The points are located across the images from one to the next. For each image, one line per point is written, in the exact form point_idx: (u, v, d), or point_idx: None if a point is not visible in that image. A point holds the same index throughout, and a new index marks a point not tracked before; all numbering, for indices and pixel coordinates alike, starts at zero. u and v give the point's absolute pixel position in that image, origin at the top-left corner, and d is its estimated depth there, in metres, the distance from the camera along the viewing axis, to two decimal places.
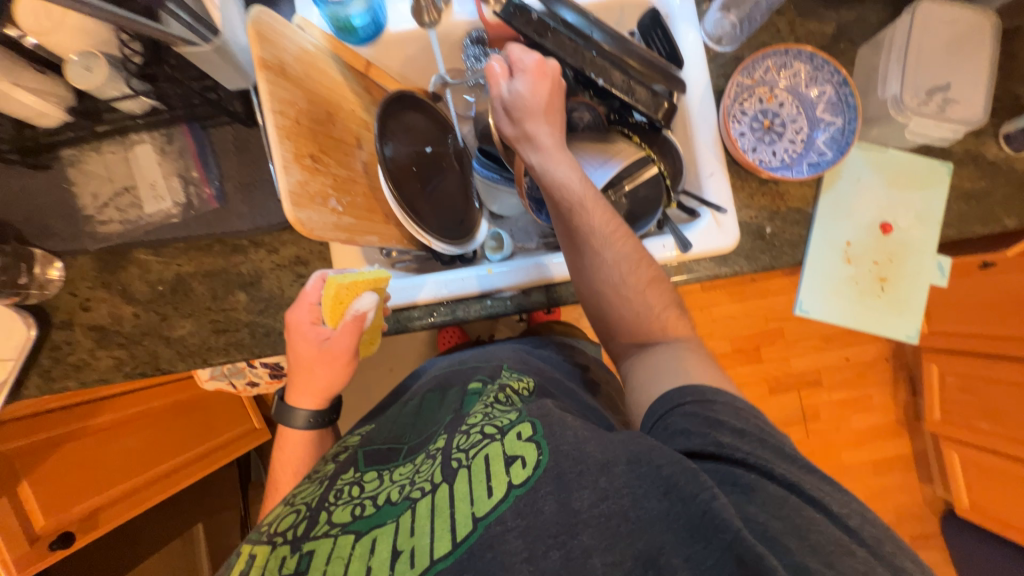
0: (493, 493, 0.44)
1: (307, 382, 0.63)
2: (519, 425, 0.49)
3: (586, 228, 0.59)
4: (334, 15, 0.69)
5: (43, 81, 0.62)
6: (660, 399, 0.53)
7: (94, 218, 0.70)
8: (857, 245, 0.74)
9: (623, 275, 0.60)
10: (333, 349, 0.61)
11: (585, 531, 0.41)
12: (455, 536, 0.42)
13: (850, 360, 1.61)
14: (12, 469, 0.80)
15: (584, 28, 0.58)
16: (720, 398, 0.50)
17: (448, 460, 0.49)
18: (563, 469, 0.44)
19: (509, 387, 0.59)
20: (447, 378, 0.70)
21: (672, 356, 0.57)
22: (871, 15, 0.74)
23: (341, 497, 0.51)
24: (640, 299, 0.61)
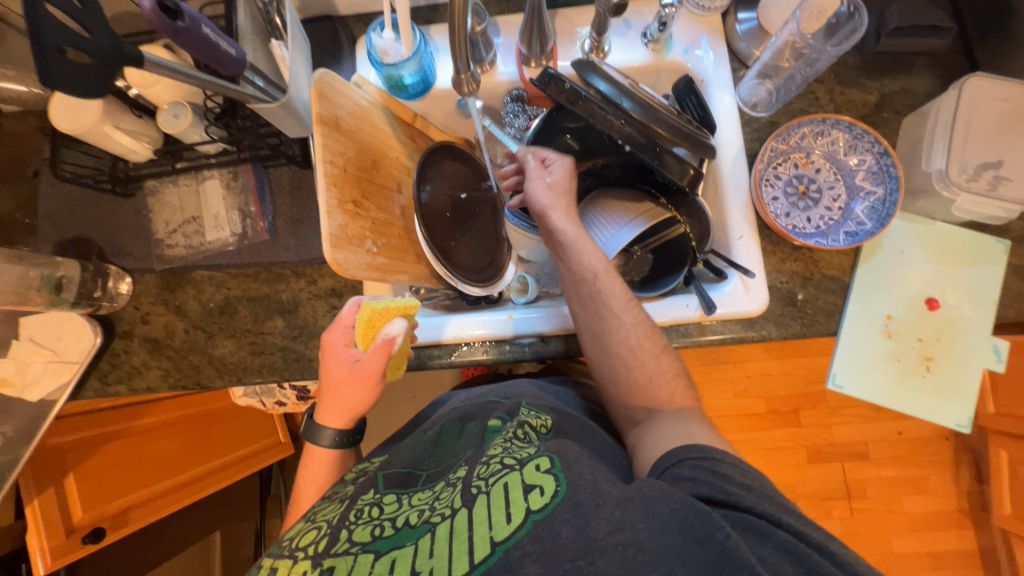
0: (512, 519, 0.44)
1: (336, 403, 0.63)
2: (537, 459, 0.50)
3: (607, 296, 0.64)
4: (389, 75, 0.74)
5: (138, 123, 0.72)
6: (662, 454, 0.53)
7: (163, 242, 0.78)
8: (899, 319, 0.70)
9: (639, 339, 0.63)
10: (363, 370, 0.61)
11: (602, 558, 0.41)
12: (473, 558, 0.43)
13: (902, 435, 1.47)
14: (62, 460, 0.90)
15: (615, 96, 0.62)
16: (724, 455, 0.50)
17: (468, 487, 0.49)
18: (581, 498, 0.45)
19: (527, 424, 0.57)
20: (470, 409, 0.67)
21: (682, 425, 0.57)
22: (917, 86, 0.73)
23: (361, 516, 0.51)
24: (654, 364, 0.62)
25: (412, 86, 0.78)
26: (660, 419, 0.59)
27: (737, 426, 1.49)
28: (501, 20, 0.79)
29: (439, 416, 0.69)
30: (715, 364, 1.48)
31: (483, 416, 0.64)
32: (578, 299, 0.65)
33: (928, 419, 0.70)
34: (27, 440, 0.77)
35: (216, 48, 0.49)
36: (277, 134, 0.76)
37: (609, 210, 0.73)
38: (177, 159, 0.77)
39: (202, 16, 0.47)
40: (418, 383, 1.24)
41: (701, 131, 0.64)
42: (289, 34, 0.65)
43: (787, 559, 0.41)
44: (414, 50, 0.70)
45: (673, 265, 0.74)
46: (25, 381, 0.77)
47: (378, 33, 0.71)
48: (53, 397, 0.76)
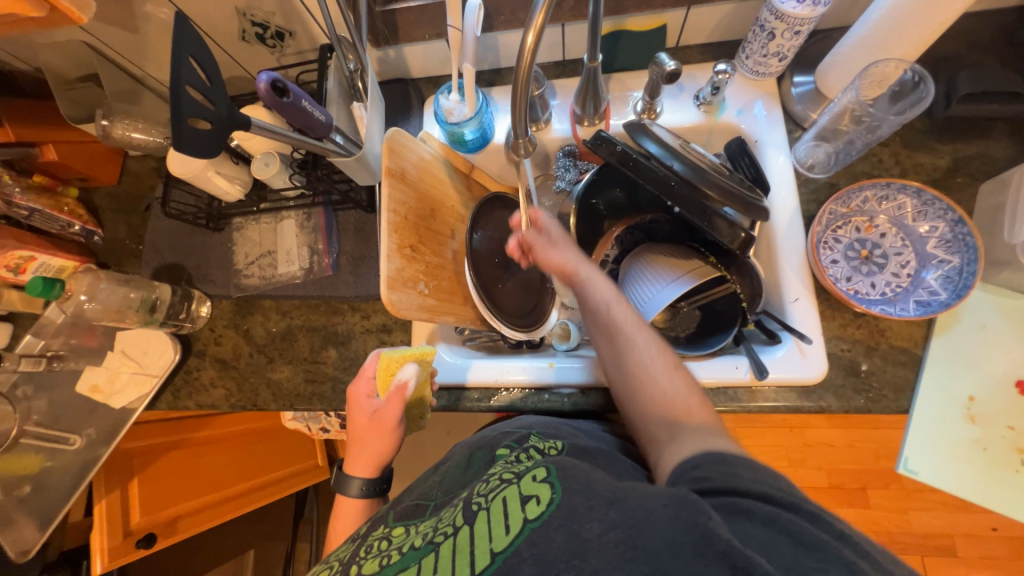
0: (510, 529, 0.44)
1: (360, 453, 0.65)
2: (536, 470, 0.49)
3: (620, 323, 0.62)
4: (452, 132, 0.81)
5: (235, 169, 0.83)
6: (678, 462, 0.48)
7: (242, 272, 0.87)
8: (983, 401, 0.63)
9: (655, 359, 0.58)
10: (381, 417, 0.63)
11: (594, 555, 0.40)
12: (474, 569, 0.43)
13: (998, 531, 1.27)
14: (129, 464, 0.98)
15: (665, 157, 0.64)
16: (741, 461, 0.45)
17: (469, 505, 0.49)
18: (575, 504, 0.43)
19: (533, 448, 0.58)
20: (478, 440, 0.66)
21: (700, 439, 0.49)
22: (995, 152, 0.69)
23: (371, 550, 0.52)
24: (672, 382, 0.57)
25: (473, 141, 0.84)
26: (677, 437, 0.51)
27: None
28: (558, 83, 0.85)
29: (454, 450, 0.68)
30: (768, 427, 1.37)
31: (493, 444, 0.63)
32: (592, 329, 0.64)
33: None
34: (106, 442, 0.86)
35: (309, 116, 0.56)
36: (348, 181, 0.84)
37: (655, 265, 0.72)
38: (262, 201, 0.86)
39: (302, 91, 0.55)
40: (455, 420, 1.24)
41: (753, 193, 0.64)
42: (369, 97, 0.73)
43: (776, 531, 0.40)
44: (476, 110, 0.77)
45: (722, 323, 0.72)
46: (112, 389, 0.86)
47: (446, 95, 0.79)
48: (133, 406, 0.85)
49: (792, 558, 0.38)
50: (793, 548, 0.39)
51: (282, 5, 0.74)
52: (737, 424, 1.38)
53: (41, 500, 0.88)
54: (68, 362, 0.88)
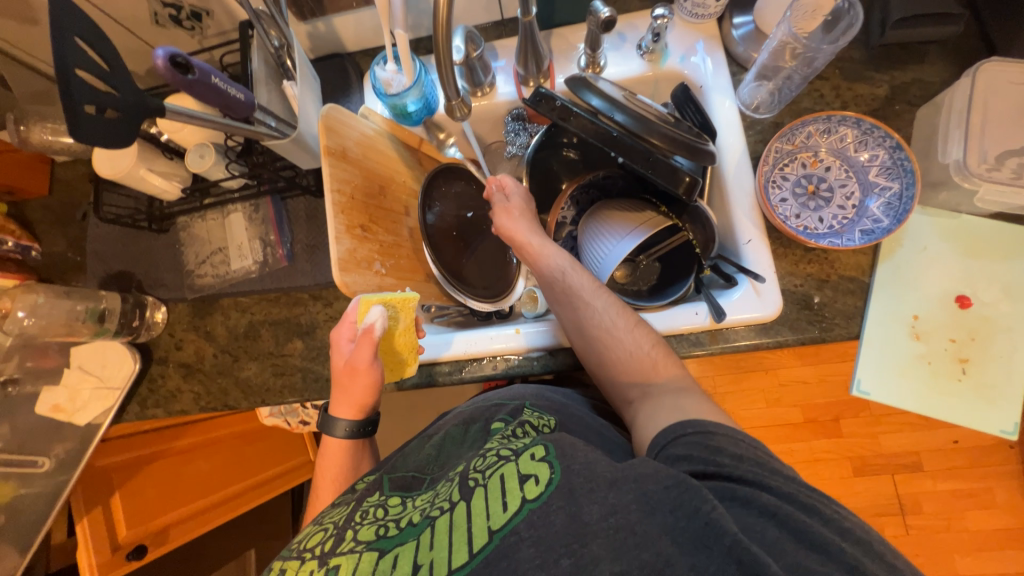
0: (508, 508, 0.43)
1: (344, 394, 0.65)
2: (532, 447, 0.48)
3: (579, 290, 0.64)
4: (394, 105, 0.78)
5: (170, 165, 0.79)
6: (660, 432, 0.51)
7: (193, 272, 0.84)
8: (926, 319, 0.66)
9: (613, 318, 0.62)
10: (354, 361, 0.62)
11: (594, 541, 0.40)
12: (472, 548, 0.42)
13: (959, 444, 1.36)
14: (108, 481, 0.96)
15: (608, 109, 0.63)
16: (720, 428, 0.48)
17: (466, 481, 0.48)
18: (575, 485, 0.43)
19: (527, 423, 0.56)
20: (472, 411, 0.64)
21: (675, 399, 0.54)
22: (930, 76, 0.70)
23: (366, 517, 0.51)
24: (631, 339, 0.61)
25: (416, 113, 0.81)
26: (652, 396, 0.56)
27: (771, 438, 1.42)
28: (498, 43, 0.82)
29: (442, 422, 0.67)
30: (744, 372, 1.42)
31: (486, 418, 0.61)
32: (555, 302, 0.66)
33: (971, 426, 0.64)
34: (77, 460, 0.84)
35: (225, 96, 0.54)
36: (292, 167, 0.81)
37: (611, 221, 0.72)
38: (204, 195, 0.82)
39: (210, 67, 0.51)
40: (439, 400, 1.25)
41: (700, 138, 0.63)
42: (298, 73, 0.69)
43: (773, 524, 0.40)
44: (415, 78, 0.74)
45: (681, 273, 0.73)
46: (74, 407, 0.83)
47: (382, 66, 0.75)
48: (98, 421, 0.82)
49: (796, 555, 0.39)
50: (790, 543, 0.39)
51: None
52: (713, 371, 1.43)
53: (18, 525, 0.86)
54: (24, 386, 0.85)
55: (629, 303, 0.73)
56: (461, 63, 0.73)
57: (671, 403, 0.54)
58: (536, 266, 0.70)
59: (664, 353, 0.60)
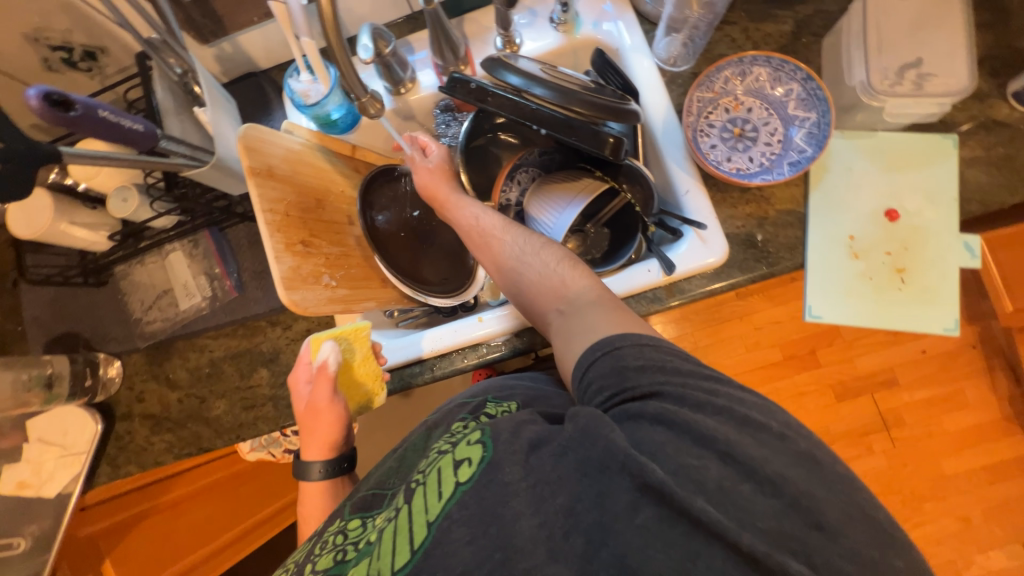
0: (443, 495, 0.43)
1: (311, 436, 0.66)
2: (469, 434, 0.48)
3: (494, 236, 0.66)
4: (317, 115, 0.76)
5: (95, 215, 0.75)
6: (577, 359, 0.51)
7: (141, 320, 0.81)
8: (861, 237, 0.69)
9: (526, 252, 0.63)
10: (315, 399, 0.64)
11: (514, 498, 0.41)
12: (412, 545, 0.42)
13: (927, 353, 1.43)
14: (95, 548, 0.95)
15: (526, 86, 0.63)
16: (622, 340, 0.48)
17: (410, 485, 0.47)
18: (499, 455, 0.44)
19: (481, 413, 0.55)
20: (433, 419, 0.60)
21: (586, 319, 0.54)
22: (829, 6, 0.73)
23: (326, 546, 0.50)
24: (544, 266, 0.61)
25: (342, 119, 0.79)
26: (566, 317, 0.56)
27: (756, 380, 1.47)
28: (412, 36, 0.81)
29: (409, 434, 0.62)
30: (720, 323, 1.46)
31: (447, 421, 0.58)
32: (476, 250, 0.68)
33: (916, 330, 0.67)
34: (54, 535, 0.80)
35: (120, 128, 0.52)
36: (224, 195, 0.79)
37: (554, 193, 0.73)
38: (139, 239, 0.79)
39: (96, 101, 0.49)
40: (428, 404, 1.24)
41: (624, 100, 0.64)
42: (207, 97, 0.67)
43: None
44: (331, 84, 0.73)
45: (628, 233, 0.74)
46: (41, 479, 0.80)
47: (297, 77, 0.74)
48: (69, 489, 0.79)
49: (678, 458, 0.40)
50: (673, 446, 0.41)
51: (76, 20, 0.65)
52: (691, 328, 1.47)
53: None
54: None
55: None
56: (376, 61, 0.71)
57: (584, 320, 0.54)
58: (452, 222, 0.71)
59: (576, 268, 0.60)
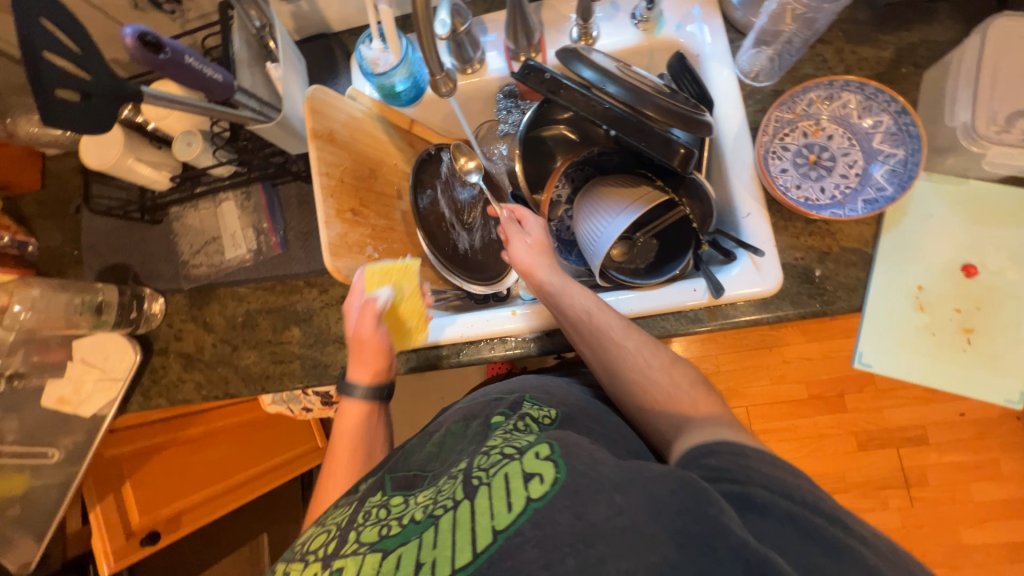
0: (513, 506, 0.40)
1: (356, 362, 0.67)
2: (536, 446, 0.45)
3: (606, 330, 0.62)
4: (381, 85, 0.74)
5: (159, 155, 0.78)
6: (689, 448, 0.49)
7: (188, 262, 0.84)
8: (931, 289, 0.65)
9: (647, 359, 0.60)
10: (360, 330, 0.65)
11: (601, 541, 0.38)
12: (475, 547, 0.39)
13: (965, 417, 1.35)
14: (118, 470, 0.96)
15: (600, 82, 0.61)
16: (754, 452, 0.46)
17: (468, 478, 0.45)
18: (580, 485, 0.41)
19: (529, 417, 0.54)
20: (470, 407, 0.61)
21: (712, 426, 0.51)
22: (938, 37, 0.67)
23: (369, 517, 0.47)
24: (668, 380, 0.58)
25: (405, 93, 0.77)
26: (691, 430, 0.53)
27: (776, 415, 1.42)
28: (487, 17, 0.79)
29: (443, 419, 0.62)
30: (748, 351, 1.42)
31: (486, 413, 0.57)
32: (582, 342, 0.64)
33: (979, 397, 0.63)
34: (85, 452, 0.85)
35: (201, 75, 0.53)
36: (281, 152, 0.80)
37: (607, 197, 0.71)
38: (195, 184, 0.82)
39: (184, 47, 0.50)
40: (442, 385, 1.25)
41: (697, 109, 0.61)
42: (281, 53, 0.68)
43: (790, 528, 0.40)
44: (402, 55, 0.70)
45: (677, 249, 0.72)
46: (79, 398, 0.84)
47: (368, 44, 0.72)
48: (104, 412, 0.83)
49: (800, 552, 0.39)
50: (797, 541, 0.40)
51: None
52: (717, 351, 1.43)
53: (32, 515, 0.88)
54: (31, 380, 0.86)
55: (625, 282, 0.71)
56: (448, 38, 0.70)
57: (705, 424, 0.52)
58: (554, 304, 0.66)
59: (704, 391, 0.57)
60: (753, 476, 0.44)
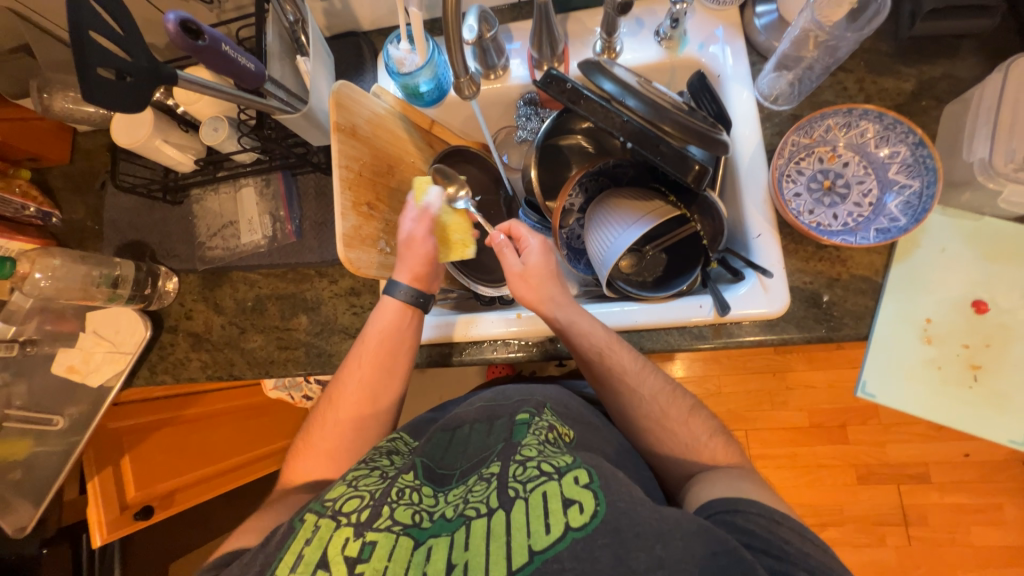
0: (551, 530, 0.39)
1: (401, 266, 0.69)
2: (576, 468, 0.44)
3: (621, 374, 0.61)
4: (405, 85, 0.76)
5: (185, 137, 0.80)
6: (715, 499, 0.48)
7: (205, 244, 0.86)
8: (940, 323, 0.64)
9: (662, 408, 0.59)
10: (412, 232, 0.68)
11: None
12: (510, 565, 0.38)
13: (970, 458, 1.33)
14: (118, 443, 0.98)
15: (620, 96, 0.61)
16: (787, 518, 0.44)
17: (504, 487, 0.43)
18: (621, 525, 0.39)
19: (558, 429, 0.52)
20: (496, 406, 0.58)
21: (738, 480, 0.50)
22: (961, 72, 0.68)
23: (402, 497, 0.45)
24: (684, 430, 0.58)
25: (429, 94, 0.79)
26: (713, 477, 0.52)
27: (775, 441, 1.40)
28: (513, 25, 0.81)
29: (465, 411, 0.60)
30: (751, 374, 1.41)
31: (511, 412, 0.56)
32: (596, 384, 0.63)
33: (985, 436, 0.63)
34: (88, 423, 0.86)
35: (236, 64, 0.55)
36: (303, 143, 0.80)
37: (618, 209, 0.72)
38: (218, 168, 0.83)
39: (222, 35, 0.52)
40: (442, 384, 1.26)
41: (714, 128, 0.62)
42: (312, 48, 0.70)
43: None
44: (428, 57, 0.72)
45: (686, 265, 0.73)
46: (88, 368, 0.86)
47: (396, 44, 0.74)
48: (110, 383, 0.85)
49: None
50: None
51: None
52: (719, 371, 1.42)
53: (33, 481, 0.90)
54: (43, 347, 0.87)
55: (633, 294, 0.71)
56: (474, 43, 0.72)
57: (729, 479, 0.51)
58: (566, 340, 0.64)
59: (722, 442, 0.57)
60: (792, 553, 0.42)
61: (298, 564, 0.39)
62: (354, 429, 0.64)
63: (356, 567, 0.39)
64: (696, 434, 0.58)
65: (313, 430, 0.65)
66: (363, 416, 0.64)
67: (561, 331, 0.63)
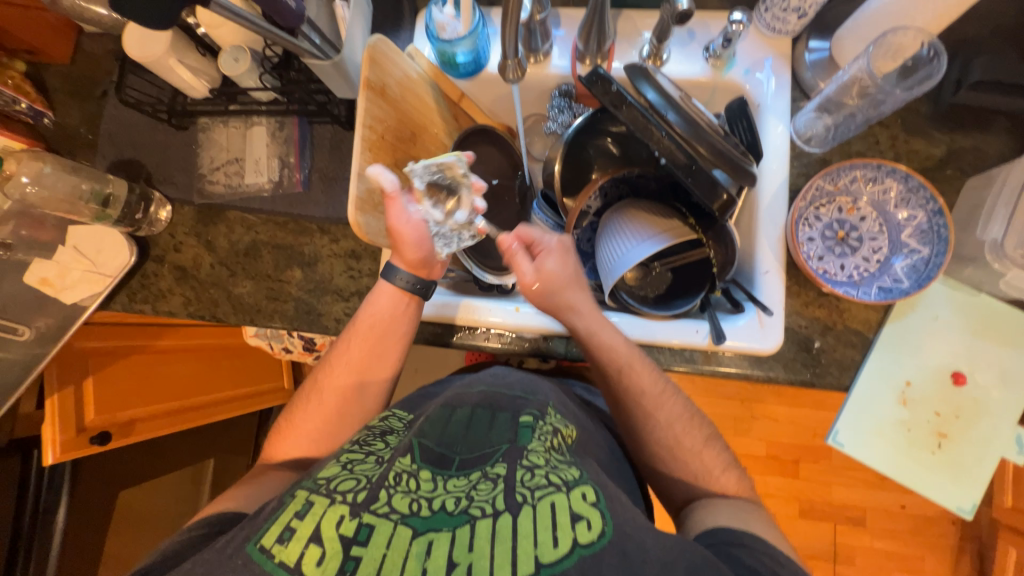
0: (559, 544, 0.39)
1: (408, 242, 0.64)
2: (583, 485, 0.44)
3: (639, 391, 0.61)
4: (442, 52, 0.72)
5: (201, 61, 0.76)
6: (716, 528, 0.50)
7: (205, 177, 0.82)
8: (918, 388, 0.67)
9: (675, 435, 0.60)
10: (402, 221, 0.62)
11: None
12: (516, 571, 0.38)
13: (906, 509, 1.40)
14: (83, 363, 0.94)
15: (662, 107, 0.61)
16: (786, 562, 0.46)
17: (511, 490, 0.43)
18: (627, 547, 0.40)
19: (562, 434, 0.53)
20: (496, 397, 0.58)
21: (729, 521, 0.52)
22: (990, 147, 0.69)
23: (400, 482, 0.44)
24: (674, 456, 0.60)
25: (464, 66, 0.75)
26: (711, 505, 0.54)
27: None
28: (563, 12, 0.78)
29: (464, 393, 0.59)
30: (720, 398, 1.45)
31: (514, 408, 0.55)
32: (613, 397, 0.63)
33: (930, 497, 0.67)
34: (56, 338, 0.82)
35: None
36: (326, 92, 0.77)
37: (633, 221, 0.71)
38: (230, 101, 0.80)
39: None
40: (420, 356, 1.25)
41: (746, 158, 0.61)
42: None
43: None
44: (471, 28, 0.68)
45: (691, 287, 0.73)
46: (63, 284, 0.82)
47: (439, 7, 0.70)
48: (85, 303, 0.81)
49: None
50: None
51: None
52: (690, 390, 1.45)
53: None
54: (17, 253, 0.83)
55: (632, 306, 0.72)
56: (523, 23, 0.69)
57: (723, 511, 0.53)
58: (586, 350, 0.64)
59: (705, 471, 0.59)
60: None
61: (289, 540, 0.40)
62: (337, 409, 0.64)
63: (353, 550, 0.39)
64: (674, 453, 0.60)
65: (297, 406, 0.65)
66: (350, 400, 0.65)
67: (580, 339, 0.63)
